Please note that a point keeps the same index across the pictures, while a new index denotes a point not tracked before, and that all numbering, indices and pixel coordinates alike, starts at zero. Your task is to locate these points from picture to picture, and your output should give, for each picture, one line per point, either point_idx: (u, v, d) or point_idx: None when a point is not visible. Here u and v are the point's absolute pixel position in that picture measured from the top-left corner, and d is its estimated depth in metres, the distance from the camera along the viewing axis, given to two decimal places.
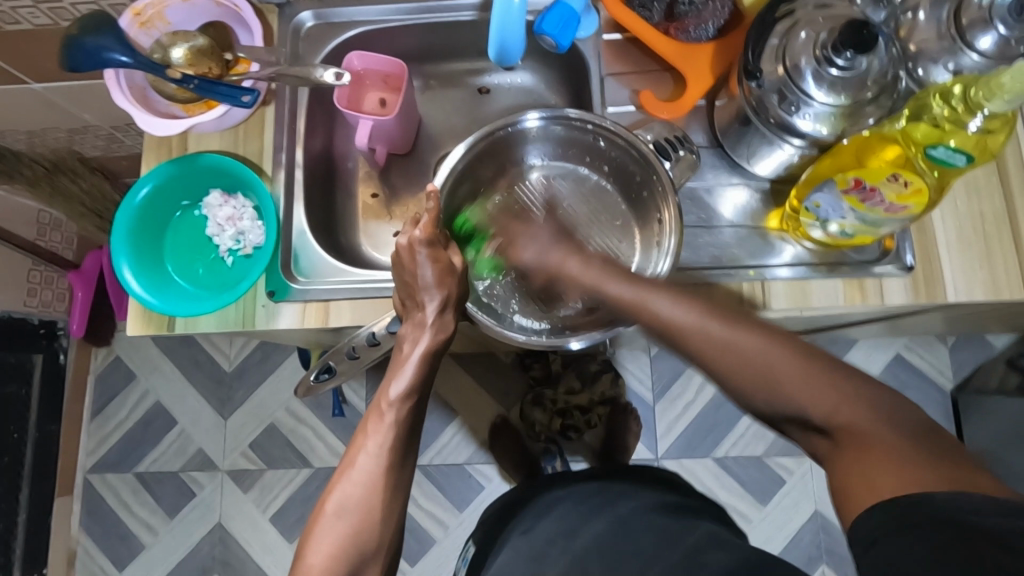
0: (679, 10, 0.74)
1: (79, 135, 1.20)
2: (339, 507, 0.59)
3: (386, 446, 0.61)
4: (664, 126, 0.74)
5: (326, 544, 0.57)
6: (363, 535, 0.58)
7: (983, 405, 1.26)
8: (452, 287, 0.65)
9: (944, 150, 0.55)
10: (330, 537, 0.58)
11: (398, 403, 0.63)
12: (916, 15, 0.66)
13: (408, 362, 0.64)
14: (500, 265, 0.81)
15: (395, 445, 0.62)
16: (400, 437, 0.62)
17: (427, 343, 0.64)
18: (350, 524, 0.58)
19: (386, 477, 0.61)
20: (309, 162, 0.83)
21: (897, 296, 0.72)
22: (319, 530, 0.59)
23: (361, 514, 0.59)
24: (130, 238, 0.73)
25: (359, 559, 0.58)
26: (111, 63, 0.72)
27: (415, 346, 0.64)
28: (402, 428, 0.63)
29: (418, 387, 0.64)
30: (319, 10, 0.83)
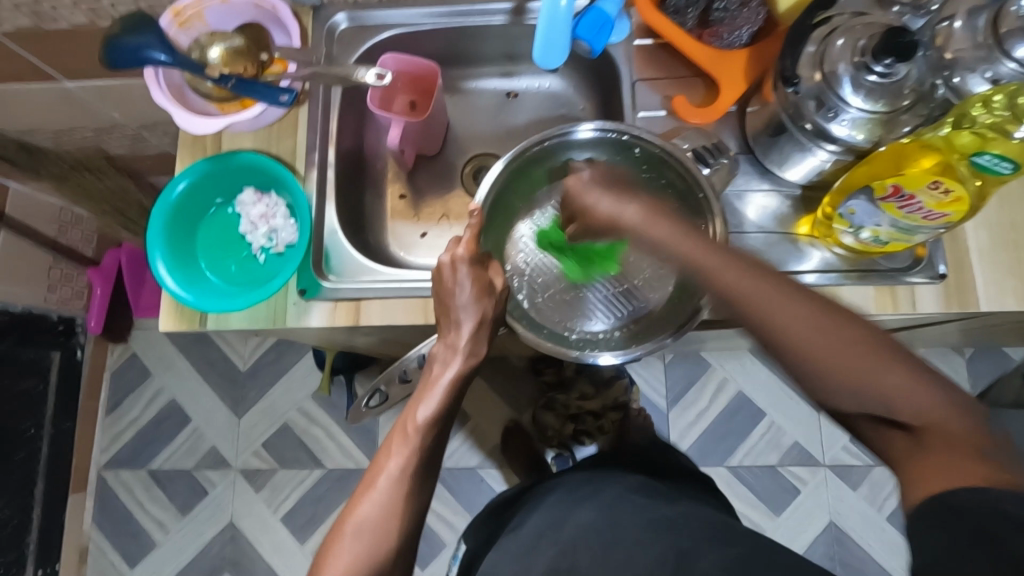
0: (713, 16, 0.74)
1: (106, 133, 1.22)
2: (359, 524, 0.58)
3: (410, 467, 0.61)
4: (700, 137, 0.76)
5: (346, 560, 0.56)
6: (379, 553, 0.57)
7: (1001, 417, 1.25)
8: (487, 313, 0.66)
9: (987, 158, 0.54)
10: (347, 554, 0.57)
11: (425, 424, 0.63)
12: (952, 23, 0.67)
13: (437, 382, 0.65)
14: (542, 280, 0.79)
15: (419, 464, 0.62)
16: (424, 458, 0.62)
17: (457, 365, 0.65)
18: (368, 542, 0.57)
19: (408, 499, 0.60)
20: (340, 162, 0.83)
21: (928, 305, 0.72)
22: (338, 546, 0.58)
23: (381, 531, 0.58)
24: (166, 233, 0.73)
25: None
26: (150, 61, 0.73)
27: (446, 369, 0.65)
28: (425, 454, 0.62)
29: (443, 413, 0.64)
30: (353, 13, 0.85)
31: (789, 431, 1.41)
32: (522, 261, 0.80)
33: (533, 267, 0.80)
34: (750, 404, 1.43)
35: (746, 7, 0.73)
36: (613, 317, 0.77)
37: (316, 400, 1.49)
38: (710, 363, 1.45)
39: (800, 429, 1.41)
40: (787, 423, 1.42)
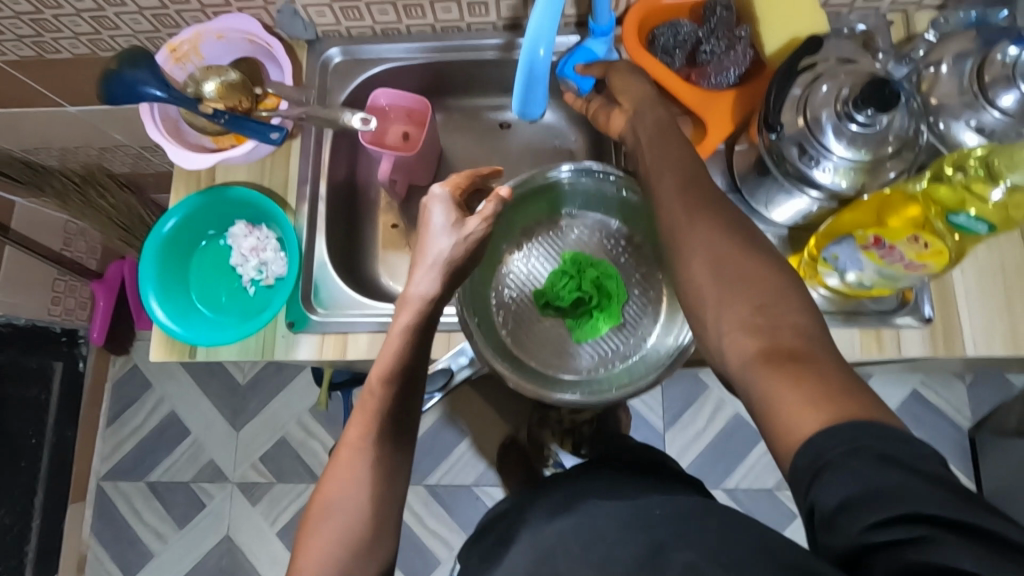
0: (701, 58, 0.75)
1: (110, 153, 1.23)
2: (328, 506, 0.59)
3: (370, 439, 0.61)
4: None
5: (319, 546, 0.58)
6: (352, 534, 0.58)
7: (1001, 445, 1.23)
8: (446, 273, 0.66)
9: (965, 216, 0.57)
10: (320, 541, 0.58)
11: (381, 389, 0.63)
12: (938, 69, 0.67)
13: (389, 347, 0.64)
14: (526, 316, 0.80)
15: (381, 434, 0.62)
16: (384, 426, 0.62)
17: (415, 313, 0.65)
18: (340, 525, 0.59)
19: (374, 472, 0.61)
20: (333, 193, 0.84)
21: (915, 348, 0.72)
22: (310, 534, 0.59)
23: (352, 515, 0.59)
24: (157, 268, 0.75)
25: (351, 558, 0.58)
26: (145, 96, 0.74)
27: (403, 319, 0.65)
28: (386, 417, 0.62)
29: (403, 373, 0.63)
30: (347, 46, 0.86)
31: None
32: (509, 295, 0.80)
33: (518, 303, 0.80)
34: (747, 427, 1.42)
35: (733, 50, 0.73)
36: (597, 357, 0.78)
37: (313, 414, 1.50)
38: (707, 385, 1.45)
39: None
40: None
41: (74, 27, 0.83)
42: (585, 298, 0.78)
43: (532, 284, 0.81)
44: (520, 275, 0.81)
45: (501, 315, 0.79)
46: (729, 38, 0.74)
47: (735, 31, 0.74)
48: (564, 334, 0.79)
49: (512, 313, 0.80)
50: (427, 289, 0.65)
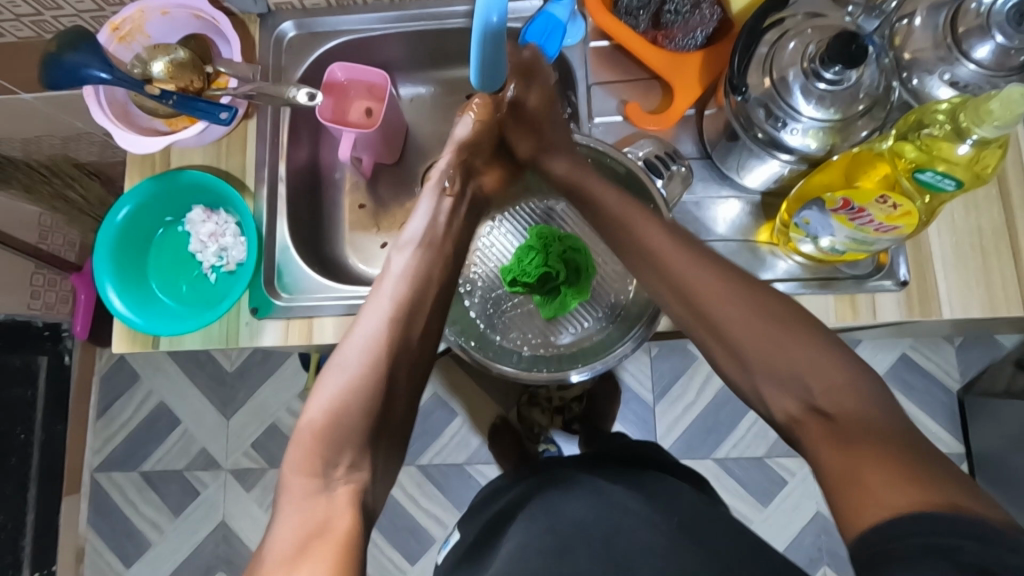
0: (666, 18, 0.72)
1: (74, 142, 1.19)
2: (348, 352, 0.57)
3: (399, 294, 0.61)
4: (656, 143, 0.73)
5: (326, 401, 0.55)
6: (372, 382, 0.56)
7: (989, 407, 1.23)
8: (465, 152, 0.69)
9: (932, 174, 0.54)
10: (336, 387, 0.55)
11: (411, 249, 0.64)
12: (912, 21, 0.63)
13: (420, 208, 0.67)
14: (494, 294, 0.79)
15: (410, 289, 0.62)
16: (415, 282, 0.62)
17: (438, 182, 0.68)
18: (360, 370, 0.56)
19: (395, 330, 0.59)
20: (294, 175, 0.82)
21: (889, 313, 0.70)
22: (325, 383, 0.56)
23: (373, 362, 0.57)
24: (113, 259, 0.73)
25: (366, 407, 0.55)
26: (89, 79, 0.71)
27: (441, 165, 0.69)
28: (416, 276, 0.63)
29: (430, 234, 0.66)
30: (301, 20, 0.82)
31: None
32: (477, 273, 0.80)
33: (486, 281, 0.80)
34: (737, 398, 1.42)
35: (699, 9, 0.71)
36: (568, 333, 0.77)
37: (302, 400, 1.49)
38: (695, 356, 1.44)
39: None
40: None
41: (14, 8, 0.79)
42: (553, 274, 0.76)
43: (499, 263, 0.80)
44: (488, 253, 0.80)
45: (470, 294, 0.78)
46: None
47: None
48: (531, 311, 0.79)
49: (480, 290, 0.79)
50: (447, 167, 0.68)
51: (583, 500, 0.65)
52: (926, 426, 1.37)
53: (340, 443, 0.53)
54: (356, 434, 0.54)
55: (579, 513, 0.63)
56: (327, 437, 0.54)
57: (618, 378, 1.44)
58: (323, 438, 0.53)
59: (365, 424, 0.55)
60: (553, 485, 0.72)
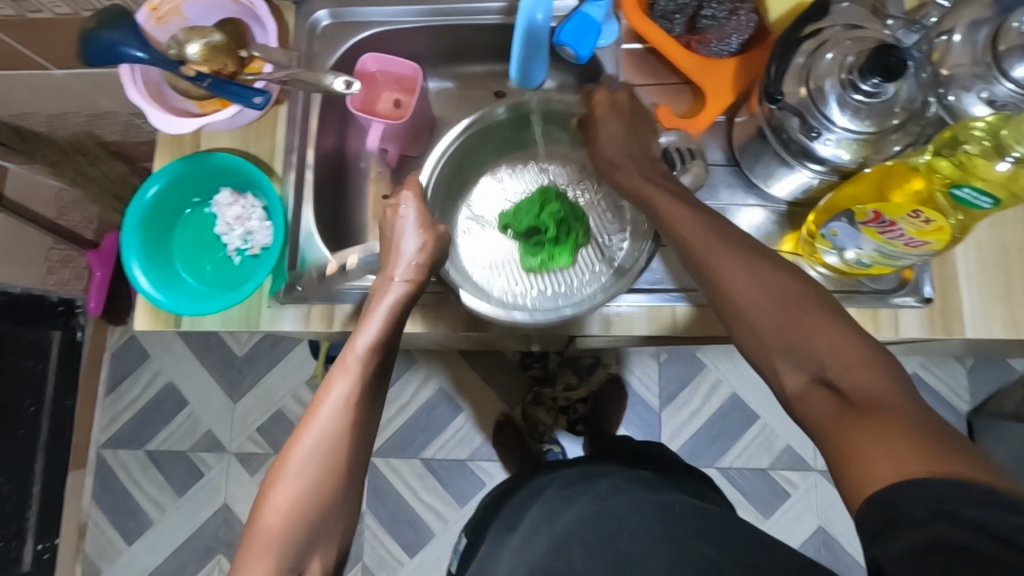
0: (701, 23, 0.72)
1: (99, 120, 1.20)
2: (300, 467, 0.57)
3: (349, 400, 0.59)
4: (681, 135, 0.71)
5: (284, 501, 0.56)
6: (322, 496, 0.57)
7: (997, 429, 1.22)
8: (422, 268, 0.66)
9: (969, 190, 0.53)
10: (289, 496, 0.56)
11: (365, 354, 0.61)
12: (951, 37, 0.63)
13: (377, 309, 0.64)
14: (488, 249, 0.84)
15: (358, 400, 0.60)
16: (364, 395, 0.61)
17: (397, 295, 0.64)
18: (309, 482, 0.57)
19: (348, 430, 0.59)
20: (321, 162, 0.82)
21: (911, 329, 0.71)
22: (276, 491, 0.56)
23: (321, 476, 0.57)
24: (139, 236, 0.74)
25: (318, 522, 0.57)
26: (126, 58, 0.72)
27: (385, 296, 0.64)
28: (369, 379, 0.61)
29: (387, 338, 0.63)
30: (335, 9, 0.83)
31: (781, 434, 1.40)
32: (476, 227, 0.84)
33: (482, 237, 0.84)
34: (744, 407, 1.42)
35: (736, 15, 0.70)
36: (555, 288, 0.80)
37: (310, 387, 1.50)
38: (704, 364, 1.44)
39: (792, 432, 1.40)
40: (780, 427, 1.40)
41: None
42: (544, 231, 0.80)
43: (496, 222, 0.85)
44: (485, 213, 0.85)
45: (465, 242, 0.83)
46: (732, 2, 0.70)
47: None
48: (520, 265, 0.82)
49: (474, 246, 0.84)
50: (409, 274, 0.65)
51: (586, 503, 0.65)
52: None
53: (298, 553, 0.56)
54: (308, 543, 0.56)
55: (582, 512, 0.63)
56: (286, 533, 0.56)
57: (625, 381, 1.43)
58: (277, 551, 0.55)
59: (319, 534, 0.57)
60: (560, 484, 0.72)
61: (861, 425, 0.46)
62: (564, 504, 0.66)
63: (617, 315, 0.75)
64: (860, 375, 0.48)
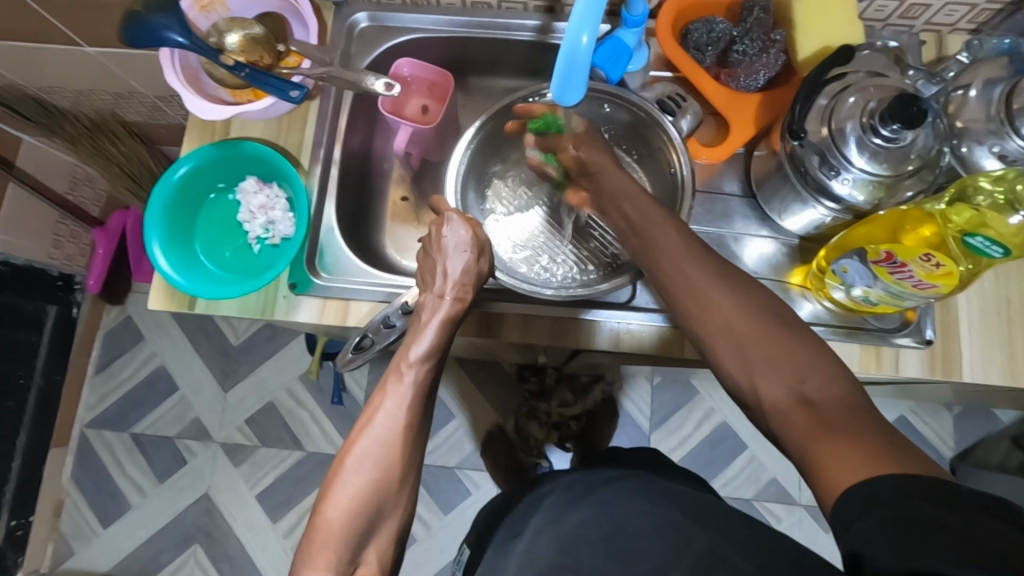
0: (733, 57, 0.74)
1: (124, 100, 1.21)
2: (360, 460, 0.58)
3: (404, 404, 0.61)
4: (664, 86, 0.78)
5: (344, 503, 0.57)
6: (382, 489, 0.58)
7: (983, 479, 1.24)
8: (468, 285, 0.67)
9: (981, 239, 0.55)
10: (349, 492, 0.57)
11: (418, 364, 0.63)
12: (967, 92, 0.66)
13: (428, 325, 0.65)
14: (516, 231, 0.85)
15: (414, 403, 0.62)
16: (420, 399, 0.62)
17: (445, 312, 0.65)
18: (370, 477, 0.58)
19: (408, 433, 0.61)
20: (347, 159, 0.84)
21: (912, 368, 0.72)
22: (339, 487, 0.58)
23: (382, 471, 0.58)
24: (163, 218, 0.75)
25: (377, 514, 0.58)
26: (167, 42, 0.73)
27: (434, 314, 0.65)
28: (423, 389, 0.63)
29: (438, 349, 0.64)
30: (375, 12, 0.85)
31: (769, 466, 1.41)
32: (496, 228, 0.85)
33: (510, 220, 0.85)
34: (734, 437, 1.43)
35: (766, 53, 0.73)
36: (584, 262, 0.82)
37: (304, 382, 1.50)
38: (698, 391, 1.45)
39: (780, 465, 1.41)
40: (768, 458, 1.42)
41: None
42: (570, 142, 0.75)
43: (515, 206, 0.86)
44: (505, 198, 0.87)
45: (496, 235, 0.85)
46: (763, 41, 0.73)
47: (771, 35, 0.73)
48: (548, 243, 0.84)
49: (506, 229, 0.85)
50: (456, 292, 0.66)
51: (591, 508, 0.65)
52: None
53: (356, 546, 0.56)
54: (366, 535, 0.57)
55: (583, 519, 0.64)
56: (347, 536, 0.56)
57: (620, 404, 1.45)
58: (338, 542, 0.55)
59: (375, 527, 0.58)
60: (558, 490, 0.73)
61: (828, 439, 0.47)
62: (567, 510, 0.67)
63: (626, 332, 0.76)
64: (831, 384, 0.50)
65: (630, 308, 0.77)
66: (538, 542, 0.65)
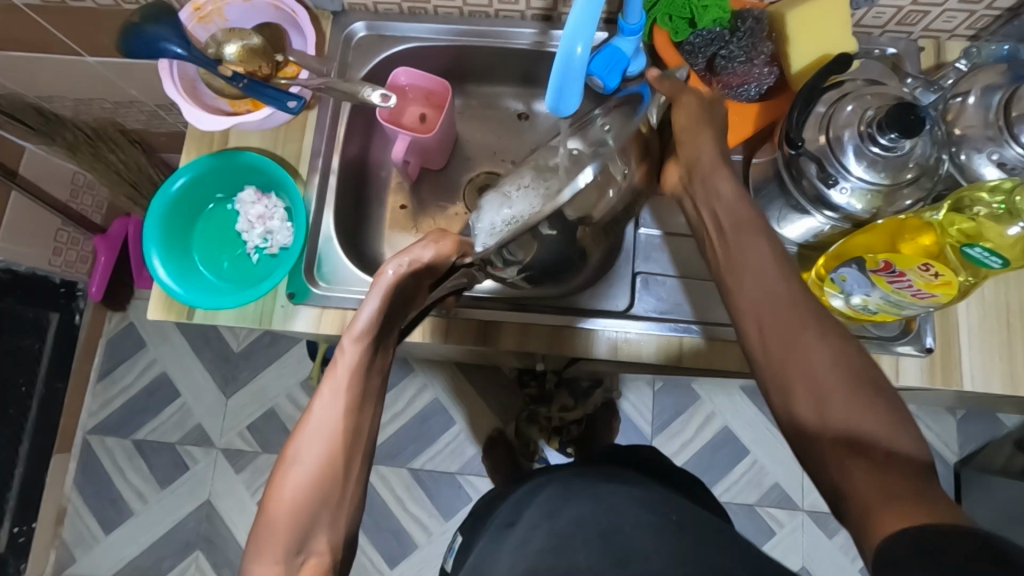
0: (720, 65, 0.74)
1: (124, 108, 1.21)
2: (301, 449, 0.57)
3: (339, 390, 0.59)
4: None
5: (288, 495, 0.55)
6: (326, 477, 0.57)
7: (985, 483, 1.24)
8: (414, 266, 0.63)
9: (979, 250, 0.56)
10: (292, 485, 0.56)
11: (354, 345, 0.61)
12: (965, 99, 0.66)
13: (365, 306, 0.62)
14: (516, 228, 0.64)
15: (350, 389, 0.60)
16: (356, 380, 0.60)
17: (383, 289, 0.62)
18: (313, 466, 0.56)
19: (348, 417, 0.59)
20: (346, 168, 0.84)
21: (912, 376, 0.72)
22: (279, 478, 0.56)
23: (327, 460, 0.57)
24: (161, 228, 0.75)
25: (325, 501, 0.56)
26: (166, 53, 0.74)
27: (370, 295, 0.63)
28: (360, 371, 0.61)
29: (375, 329, 0.62)
30: (372, 22, 0.85)
31: (770, 471, 1.40)
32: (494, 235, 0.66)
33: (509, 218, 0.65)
34: (735, 442, 1.42)
35: (755, 63, 0.73)
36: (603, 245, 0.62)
37: (304, 388, 1.50)
38: (699, 396, 1.45)
39: (782, 470, 1.40)
40: (770, 462, 1.41)
41: None
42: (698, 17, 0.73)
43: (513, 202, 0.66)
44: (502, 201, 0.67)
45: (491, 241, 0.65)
46: (751, 50, 0.73)
47: (760, 46, 0.73)
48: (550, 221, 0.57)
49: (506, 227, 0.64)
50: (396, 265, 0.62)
51: (582, 502, 0.67)
52: None
53: (303, 536, 0.55)
54: (314, 523, 0.56)
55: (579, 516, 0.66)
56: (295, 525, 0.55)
57: (619, 406, 1.44)
58: (286, 534, 0.54)
59: (323, 516, 0.57)
60: (551, 486, 0.74)
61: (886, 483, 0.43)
62: (562, 506, 0.68)
63: (625, 341, 0.76)
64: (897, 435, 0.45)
65: (628, 317, 0.77)
66: (533, 534, 0.66)
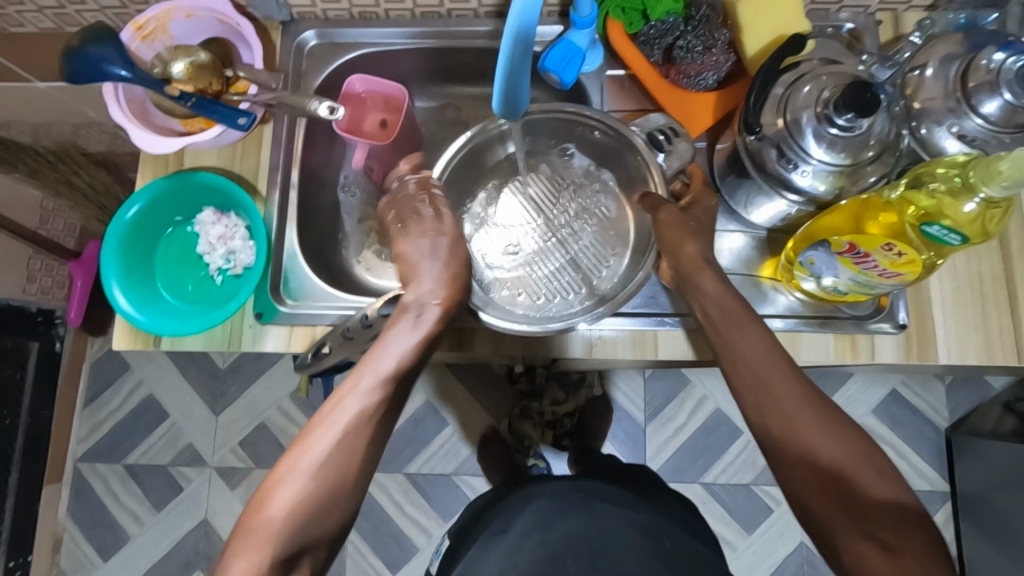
0: (677, 54, 0.75)
1: (85, 130, 1.18)
2: (314, 453, 0.58)
3: (369, 407, 0.61)
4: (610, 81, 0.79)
5: (290, 492, 0.56)
6: (333, 485, 0.57)
7: (976, 447, 1.24)
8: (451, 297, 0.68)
9: (938, 228, 0.55)
10: (296, 488, 0.56)
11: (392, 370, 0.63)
12: (923, 71, 0.65)
13: (409, 333, 0.65)
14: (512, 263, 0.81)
15: (378, 410, 0.61)
16: (385, 403, 0.62)
17: (427, 323, 0.66)
18: (321, 474, 0.57)
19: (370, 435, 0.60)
20: (307, 181, 0.82)
21: (888, 354, 0.72)
22: (283, 482, 0.56)
23: (334, 480, 0.57)
24: (120, 256, 0.74)
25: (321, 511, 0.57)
26: (111, 76, 0.71)
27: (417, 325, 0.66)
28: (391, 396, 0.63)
29: (415, 359, 0.65)
30: (323, 29, 0.83)
31: None
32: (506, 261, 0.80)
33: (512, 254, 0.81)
34: (729, 422, 1.42)
35: (711, 51, 0.74)
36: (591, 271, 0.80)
37: (294, 400, 1.49)
38: (690, 380, 1.45)
39: None
40: None
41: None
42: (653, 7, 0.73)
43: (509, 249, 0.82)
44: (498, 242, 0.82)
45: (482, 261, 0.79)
46: (708, 37, 0.74)
47: (716, 32, 0.74)
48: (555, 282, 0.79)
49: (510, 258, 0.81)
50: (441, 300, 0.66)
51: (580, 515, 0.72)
52: (915, 463, 1.36)
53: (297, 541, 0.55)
54: (308, 530, 0.56)
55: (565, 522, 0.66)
56: (288, 526, 0.55)
57: (611, 396, 1.43)
58: (277, 534, 0.54)
59: (318, 524, 0.57)
60: None
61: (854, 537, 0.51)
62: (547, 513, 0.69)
63: (600, 338, 0.75)
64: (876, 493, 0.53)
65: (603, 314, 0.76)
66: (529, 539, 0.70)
